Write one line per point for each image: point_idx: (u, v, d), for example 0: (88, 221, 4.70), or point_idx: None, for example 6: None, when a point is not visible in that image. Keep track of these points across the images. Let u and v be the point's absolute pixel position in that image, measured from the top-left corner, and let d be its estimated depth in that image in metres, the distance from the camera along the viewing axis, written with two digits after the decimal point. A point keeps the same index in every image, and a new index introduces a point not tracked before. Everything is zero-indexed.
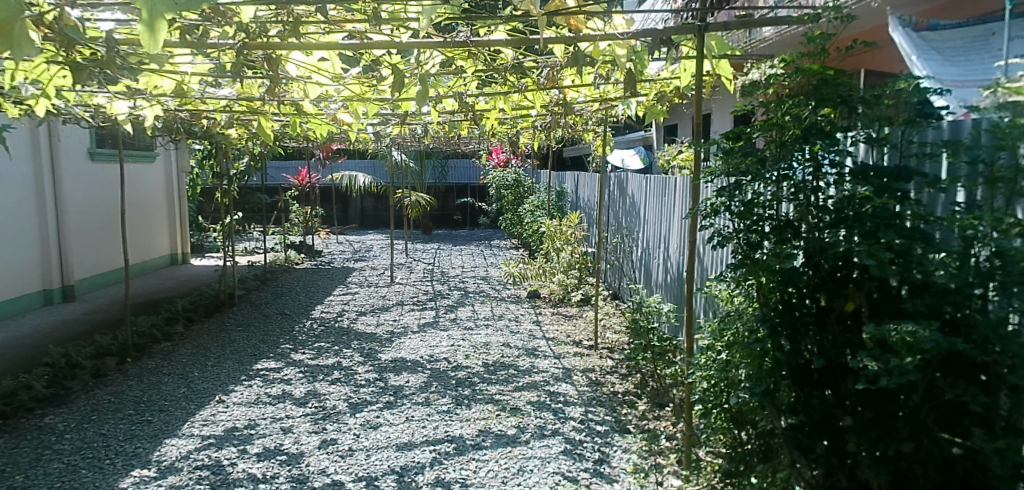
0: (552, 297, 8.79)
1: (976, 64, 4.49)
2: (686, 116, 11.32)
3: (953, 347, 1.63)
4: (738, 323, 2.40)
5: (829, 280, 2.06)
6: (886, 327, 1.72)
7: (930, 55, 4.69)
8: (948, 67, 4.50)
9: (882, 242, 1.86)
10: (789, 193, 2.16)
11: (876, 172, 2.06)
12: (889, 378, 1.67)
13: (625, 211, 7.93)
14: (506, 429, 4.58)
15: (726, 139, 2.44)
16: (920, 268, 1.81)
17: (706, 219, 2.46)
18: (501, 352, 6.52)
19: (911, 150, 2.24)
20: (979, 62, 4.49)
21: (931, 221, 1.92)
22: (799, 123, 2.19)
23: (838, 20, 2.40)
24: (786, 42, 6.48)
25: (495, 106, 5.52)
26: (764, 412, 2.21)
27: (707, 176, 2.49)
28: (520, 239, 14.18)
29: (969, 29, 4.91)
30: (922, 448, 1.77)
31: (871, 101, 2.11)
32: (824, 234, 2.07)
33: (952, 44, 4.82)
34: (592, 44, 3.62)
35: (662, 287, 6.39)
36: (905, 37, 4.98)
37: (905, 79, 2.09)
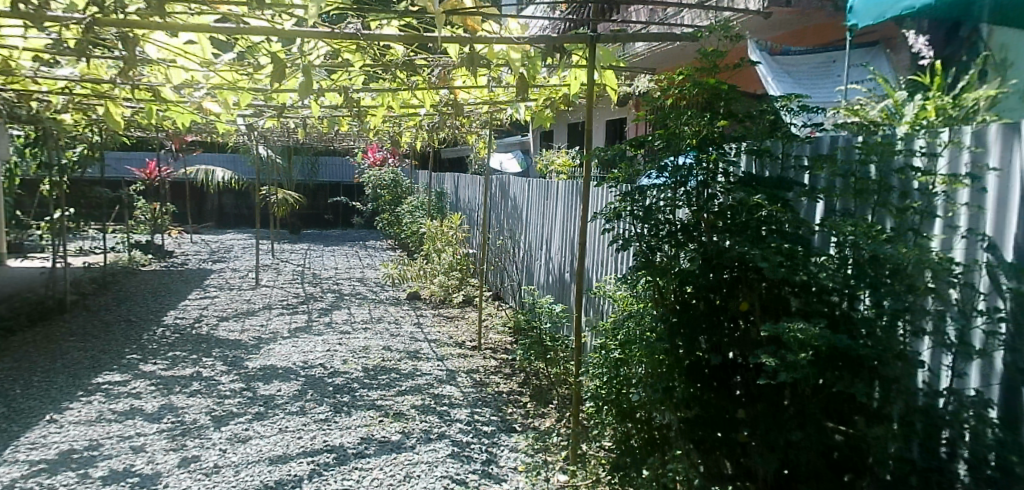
0: (433, 299, 8.68)
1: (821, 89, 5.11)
2: (564, 123, 11.70)
3: (837, 343, 1.81)
4: (635, 322, 2.51)
5: (720, 283, 2.22)
6: (781, 326, 1.88)
7: (784, 80, 5.25)
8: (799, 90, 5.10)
9: (772, 246, 2.04)
10: (686, 199, 2.30)
11: (761, 183, 2.25)
12: (785, 372, 1.83)
13: (507, 213, 8.04)
14: (390, 435, 4.43)
15: (628, 146, 2.54)
16: (805, 270, 2.00)
17: (608, 222, 2.55)
18: (382, 356, 6.32)
19: (787, 162, 2.46)
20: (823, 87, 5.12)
21: (809, 228, 2.13)
22: (695, 133, 2.32)
23: (726, 38, 2.58)
24: (672, 56, 6.87)
25: (382, 103, 5.35)
26: (661, 407, 2.31)
27: (608, 182, 2.59)
28: (397, 240, 13.88)
29: (815, 55, 5.54)
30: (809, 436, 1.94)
31: (755, 116, 2.30)
32: (717, 238, 2.22)
33: (800, 70, 5.47)
34: (486, 45, 3.59)
35: (545, 287, 6.52)
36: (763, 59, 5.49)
37: (785, 96, 2.30)
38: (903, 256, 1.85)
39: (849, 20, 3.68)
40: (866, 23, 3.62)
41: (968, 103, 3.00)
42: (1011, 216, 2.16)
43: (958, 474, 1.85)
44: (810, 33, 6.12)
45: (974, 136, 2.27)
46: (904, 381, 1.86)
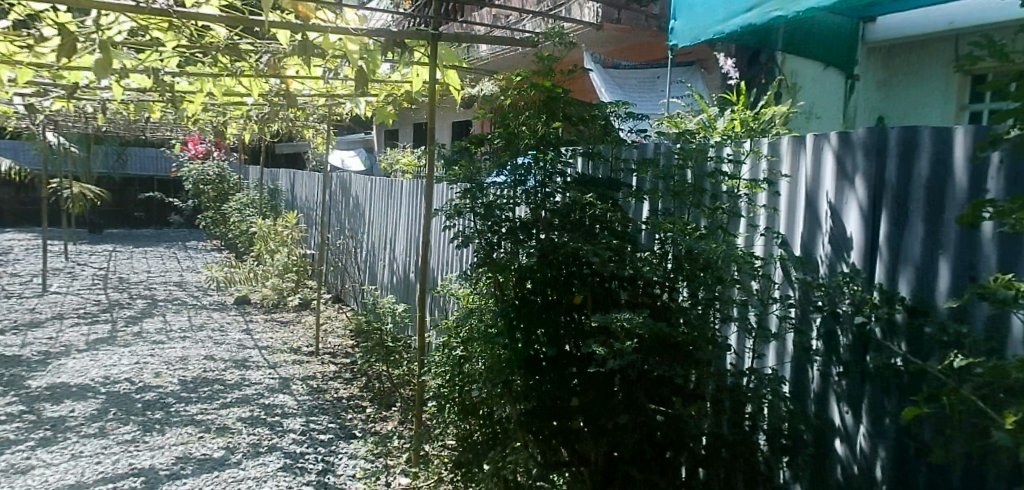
0: (265, 303, 8.13)
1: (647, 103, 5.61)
2: (409, 122, 11.58)
3: (659, 331, 1.94)
4: (475, 319, 2.54)
5: (557, 277, 2.30)
6: (610, 315, 2.01)
7: (615, 91, 5.64)
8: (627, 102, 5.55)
9: (603, 242, 2.18)
10: (524, 197, 2.35)
11: (593, 183, 2.38)
12: (613, 360, 1.94)
13: (348, 212, 7.75)
14: (212, 452, 4.05)
15: (469, 144, 2.55)
16: (631, 264, 2.17)
17: (449, 220, 2.54)
18: (203, 367, 5.77)
19: (617, 165, 2.61)
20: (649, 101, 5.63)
21: (635, 226, 2.29)
22: (532, 133, 2.38)
23: (562, 45, 2.68)
24: (513, 60, 7.03)
25: (201, 89, 4.89)
26: (500, 401, 2.37)
27: (449, 179, 2.58)
28: (224, 241, 12.81)
29: (642, 70, 6.04)
30: (634, 418, 2.15)
31: (588, 120, 2.39)
32: (552, 234, 2.31)
33: (630, 82, 5.92)
34: (321, 35, 3.41)
35: (389, 288, 6.40)
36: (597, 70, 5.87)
37: (614, 103, 2.42)
38: (714, 251, 2.02)
39: (670, 40, 4.01)
40: (685, 44, 3.95)
41: (765, 120, 3.45)
42: (796, 215, 2.83)
43: (758, 445, 2.07)
44: (638, 50, 6.64)
45: (771, 148, 2.95)
46: (715, 364, 2.04)
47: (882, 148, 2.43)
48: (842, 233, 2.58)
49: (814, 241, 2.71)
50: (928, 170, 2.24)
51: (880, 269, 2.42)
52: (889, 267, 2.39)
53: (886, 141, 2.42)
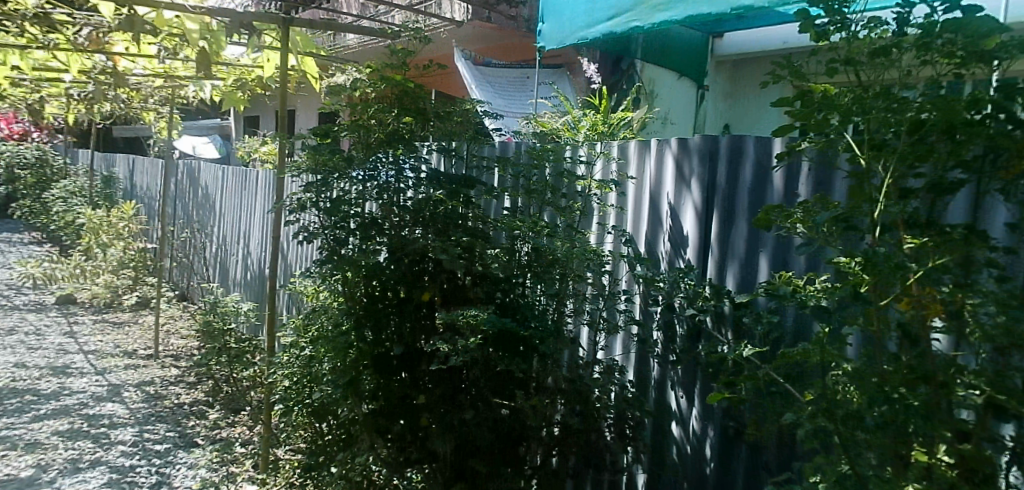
0: (95, 302, 7.33)
1: (515, 101, 5.75)
2: (268, 109, 10.96)
3: (503, 326, 1.99)
4: (322, 318, 2.42)
5: (408, 273, 2.30)
6: (456, 312, 2.02)
7: (484, 88, 5.71)
8: (496, 99, 5.66)
9: (453, 240, 2.22)
10: (376, 193, 2.30)
11: (448, 179, 2.37)
12: (456, 357, 1.98)
13: (195, 203, 7.19)
14: (18, 471, 3.59)
15: (312, 136, 2.37)
16: (480, 261, 2.23)
17: (292, 214, 2.40)
18: (12, 376, 5.09)
19: (473, 162, 2.63)
20: (517, 100, 5.77)
21: (489, 222, 2.34)
22: (383, 127, 2.32)
23: (416, 40, 2.65)
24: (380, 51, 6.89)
25: (6, 61, 4.29)
26: (346, 403, 2.31)
27: (292, 169, 2.42)
28: (46, 233, 11.38)
29: (511, 69, 6.16)
30: (478, 413, 2.18)
31: (443, 116, 2.39)
32: (403, 231, 2.29)
33: (500, 80, 6.02)
34: (153, 10, 3.13)
35: (242, 285, 6.03)
36: (467, 67, 5.90)
37: (470, 101, 2.43)
38: None
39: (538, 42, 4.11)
40: (552, 47, 4.06)
41: (619, 125, 3.67)
42: (641, 214, 3.02)
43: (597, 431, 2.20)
44: (507, 50, 6.75)
45: (620, 151, 3.12)
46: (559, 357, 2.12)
47: (715, 153, 2.66)
48: (679, 231, 2.80)
49: (655, 239, 2.91)
50: (751, 176, 2.48)
51: (711, 265, 2.65)
52: (718, 264, 2.63)
53: (717, 147, 2.65)
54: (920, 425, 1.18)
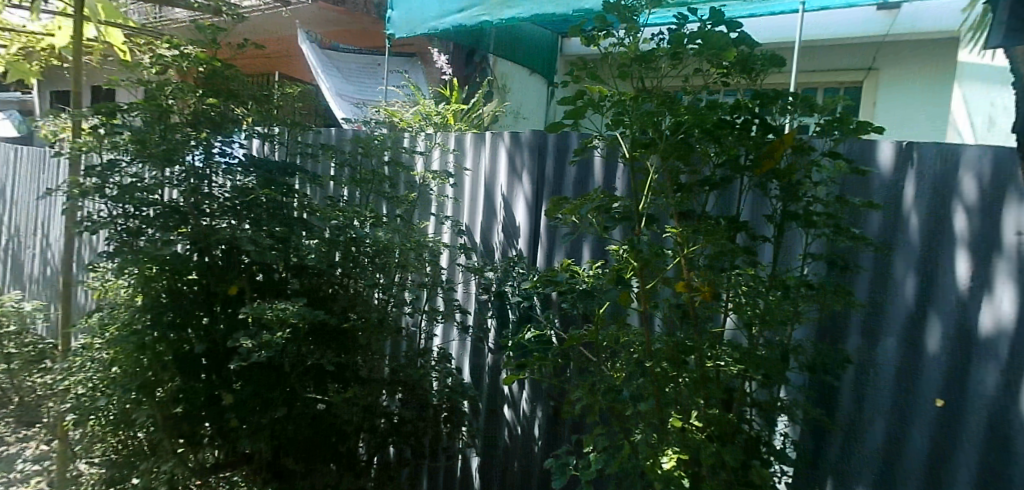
0: None
1: (366, 88, 5.63)
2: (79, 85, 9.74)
3: (315, 317, 1.97)
4: (113, 318, 2.22)
5: (215, 265, 2.21)
6: (263, 306, 1.98)
7: (333, 73, 5.52)
8: (345, 85, 5.50)
9: (265, 230, 2.16)
10: (177, 179, 2.13)
11: (266, 165, 2.31)
12: (262, 352, 1.93)
13: None
14: None
15: (99, 116, 2.14)
16: (296, 252, 2.19)
17: (70, 202, 2.16)
18: None
19: (297, 149, 2.54)
20: (368, 86, 5.65)
21: (311, 211, 2.30)
22: (184, 108, 2.17)
23: (229, 17, 2.49)
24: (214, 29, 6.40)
25: None
26: (143, 408, 2.16)
27: (76, 151, 2.19)
28: None
29: (361, 56, 6.01)
30: (293, 410, 2.17)
31: (262, 99, 2.31)
32: (211, 220, 2.16)
33: (349, 66, 5.85)
34: None
35: (41, 282, 5.33)
36: (313, 50, 5.67)
37: (292, 84, 2.41)
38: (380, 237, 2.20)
39: (387, 30, 4.03)
40: (402, 35, 4.01)
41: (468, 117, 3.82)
42: (476, 206, 3.08)
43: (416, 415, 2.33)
44: (355, 35, 6.55)
45: (457, 143, 3.16)
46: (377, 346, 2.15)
47: (542, 148, 2.78)
48: (511, 222, 2.89)
49: (489, 229, 2.99)
50: (575, 170, 2.63)
51: (540, 254, 2.78)
52: (547, 252, 2.76)
53: (545, 142, 2.77)
54: (673, 391, 1.45)
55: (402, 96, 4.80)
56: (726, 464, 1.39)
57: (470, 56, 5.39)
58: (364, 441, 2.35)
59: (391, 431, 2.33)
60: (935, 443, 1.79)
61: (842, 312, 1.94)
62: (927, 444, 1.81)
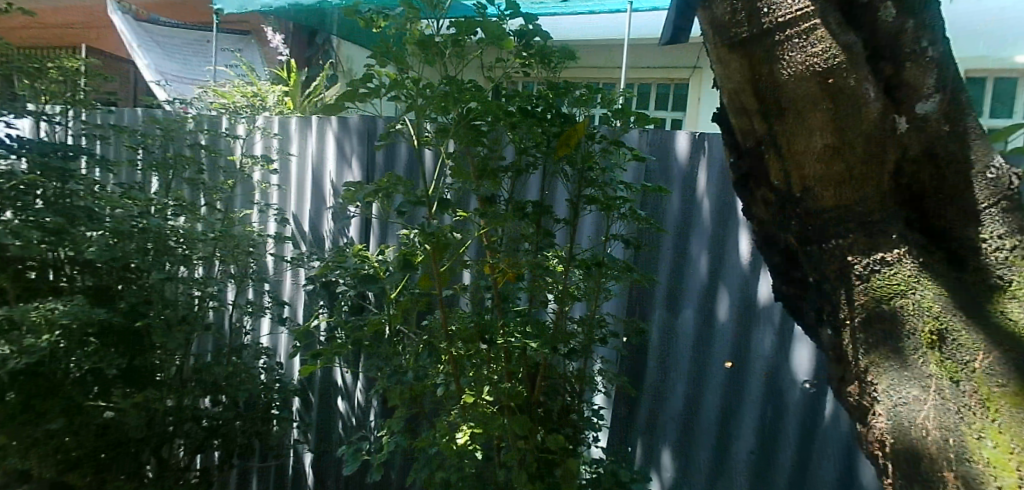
0: None
1: (192, 67, 5.16)
2: None
3: (88, 317, 1.84)
4: None
5: None
6: (27, 307, 1.85)
7: (152, 50, 5.00)
8: (167, 63, 5.00)
9: (35, 222, 1.95)
10: None
11: (41, 148, 2.07)
12: (18, 358, 1.77)
13: None
14: None
15: None
16: (72, 246, 1.99)
17: None
18: None
19: (84, 130, 2.29)
20: (194, 65, 5.18)
21: (98, 199, 2.09)
22: None
23: None
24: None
25: None
26: None
27: None
28: None
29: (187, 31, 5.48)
30: (73, 423, 2.01)
31: (33, 73, 2.06)
32: None
33: (172, 41, 5.30)
34: None
35: None
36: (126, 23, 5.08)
37: (70, 59, 2.19)
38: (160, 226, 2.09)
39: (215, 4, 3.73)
40: (232, 11, 3.72)
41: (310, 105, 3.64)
42: (304, 195, 2.95)
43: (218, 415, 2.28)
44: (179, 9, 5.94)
45: (280, 128, 3.00)
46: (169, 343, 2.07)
47: (371, 134, 2.72)
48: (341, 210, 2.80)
49: (319, 219, 2.87)
50: (406, 157, 2.61)
51: (372, 240, 2.73)
52: (379, 239, 2.71)
53: (373, 129, 2.71)
54: (464, 368, 1.61)
55: (234, 77, 4.45)
56: (514, 427, 1.50)
57: (312, 37, 5.11)
58: (180, 445, 2.27)
59: (207, 434, 2.28)
60: (724, 400, 2.00)
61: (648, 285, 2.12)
62: (720, 399, 2.01)
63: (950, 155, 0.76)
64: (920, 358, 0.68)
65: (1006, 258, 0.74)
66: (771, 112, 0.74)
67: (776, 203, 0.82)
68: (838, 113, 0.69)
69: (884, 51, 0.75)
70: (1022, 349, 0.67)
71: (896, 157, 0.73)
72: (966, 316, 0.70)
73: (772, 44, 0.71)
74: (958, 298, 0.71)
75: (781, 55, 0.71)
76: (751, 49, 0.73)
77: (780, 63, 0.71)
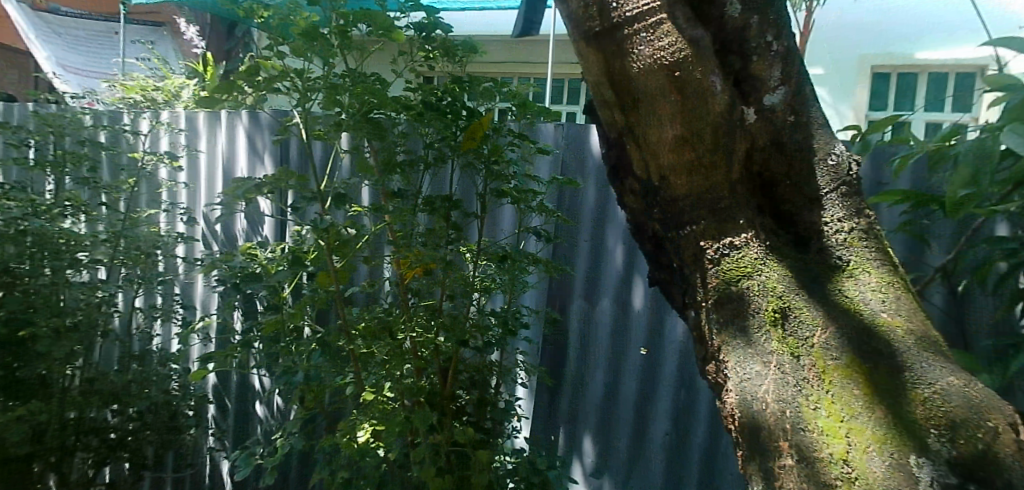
0: None
1: (98, 61, 4.82)
2: None
3: None
4: None
5: None
6: None
7: (51, 42, 4.65)
8: (69, 56, 4.66)
9: None
10: None
11: None
12: None
13: None
14: None
15: None
16: None
17: None
18: None
19: None
20: (101, 59, 4.84)
21: None
22: None
23: None
24: None
25: None
26: None
27: None
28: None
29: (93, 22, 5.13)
30: None
31: None
32: None
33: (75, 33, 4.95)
34: None
35: None
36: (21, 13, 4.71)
37: None
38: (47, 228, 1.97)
39: None
40: None
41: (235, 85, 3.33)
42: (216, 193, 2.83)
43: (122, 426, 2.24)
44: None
45: (187, 123, 2.87)
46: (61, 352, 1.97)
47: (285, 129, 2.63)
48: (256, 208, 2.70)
49: (231, 217, 2.73)
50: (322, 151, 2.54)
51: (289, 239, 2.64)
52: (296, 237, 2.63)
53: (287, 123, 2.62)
54: (367, 366, 1.63)
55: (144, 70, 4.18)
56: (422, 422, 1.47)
57: (230, 30, 4.87)
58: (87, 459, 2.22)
59: (114, 446, 2.23)
60: (641, 383, 2.06)
61: (568, 276, 2.15)
62: (636, 386, 2.06)
63: (795, 145, 0.80)
64: (764, 335, 0.72)
65: (847, 240, 0.81)
66: (628, 104, 0.78)
67: (642, 191, 0.85)
68: (684, 104, 0.73)
69: (733, 46, 0.81)
70: (852, 321, 0.73)
71: (744, 147, 0.78)
72: (807, 295, 0.75)
73: (623, 39, 0.76)
74: (801, 277, 0.76)
75: (631, 49, 0.76)
76: (605, 43, 0.77)
77: (630, 57, 0.75)
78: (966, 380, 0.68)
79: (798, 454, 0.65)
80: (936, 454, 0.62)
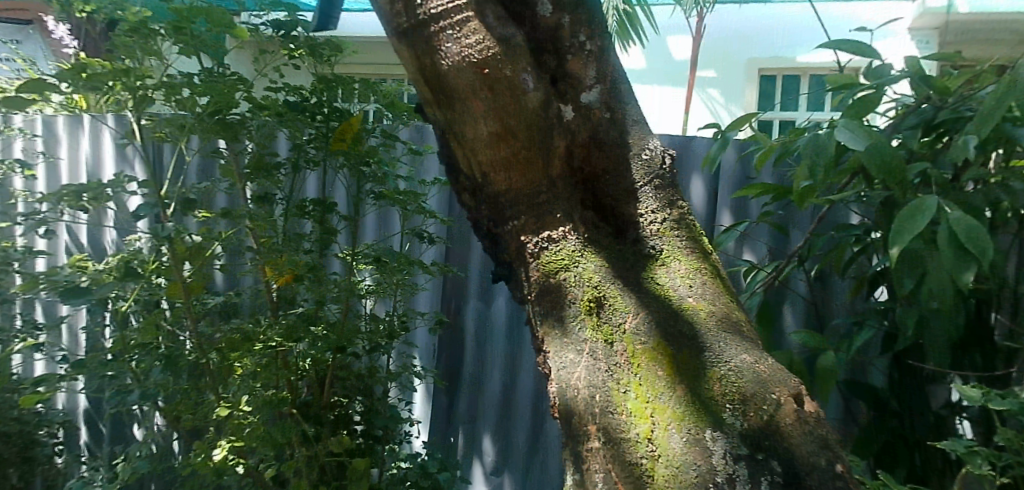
0: None
1: None
2: None
3: None
4: None
5: None
6: None
7: None
8: None
9: None
10: None
11: None
12: None
13: None
14: None
15: None
16: None
17: None
18: None
19: None
20: None
21: None
22: None
23: None
24: None
25: None
26: None
27: None
28: None
29: None
30: None
31: None
32: None
33: None
34: None
35: None
36: None
37: None
38: None
39: None
40: None
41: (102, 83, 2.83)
42: None
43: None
44: None
45: (46, 128, 2.63)
46: None
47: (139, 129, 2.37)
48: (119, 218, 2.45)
49: (98, 230, 2.52)
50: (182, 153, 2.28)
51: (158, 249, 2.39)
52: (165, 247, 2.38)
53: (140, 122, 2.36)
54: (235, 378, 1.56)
55: None
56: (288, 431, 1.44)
57: None
58: None
59: None
60: (537, 380, 2.06)
61: (461, 276, 2.13)
62: (533, 380, 2.07)
63: (613, 140, 0.86)
64: (579, 324, 0.79)
65: (659, 230, 0.87)
66: (443, 100, 0.84)
67: (470, 188, 0.91)
68: (494, 99, 0.79)
69: (547, 45, 0.87)
70: (662, 309, 0.79)
71: (561, 143, 0.82)
72: (623, 285, 0.81)
73: (430, 35, 0.81)
74: (617, 267, 0.83)
75: (440, 46, 0.81)
76: (414, 40, 0.82)
77: (438, 54, 0.80)
78: (759, 358, 0.75)
79: (606, 436, 0.71)
80: (729, 428, 0.68)
